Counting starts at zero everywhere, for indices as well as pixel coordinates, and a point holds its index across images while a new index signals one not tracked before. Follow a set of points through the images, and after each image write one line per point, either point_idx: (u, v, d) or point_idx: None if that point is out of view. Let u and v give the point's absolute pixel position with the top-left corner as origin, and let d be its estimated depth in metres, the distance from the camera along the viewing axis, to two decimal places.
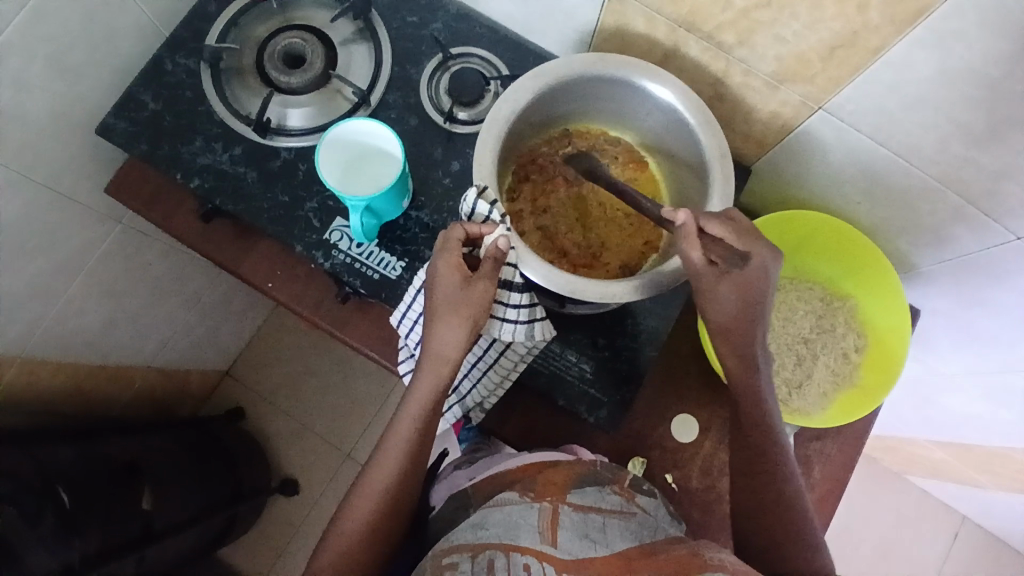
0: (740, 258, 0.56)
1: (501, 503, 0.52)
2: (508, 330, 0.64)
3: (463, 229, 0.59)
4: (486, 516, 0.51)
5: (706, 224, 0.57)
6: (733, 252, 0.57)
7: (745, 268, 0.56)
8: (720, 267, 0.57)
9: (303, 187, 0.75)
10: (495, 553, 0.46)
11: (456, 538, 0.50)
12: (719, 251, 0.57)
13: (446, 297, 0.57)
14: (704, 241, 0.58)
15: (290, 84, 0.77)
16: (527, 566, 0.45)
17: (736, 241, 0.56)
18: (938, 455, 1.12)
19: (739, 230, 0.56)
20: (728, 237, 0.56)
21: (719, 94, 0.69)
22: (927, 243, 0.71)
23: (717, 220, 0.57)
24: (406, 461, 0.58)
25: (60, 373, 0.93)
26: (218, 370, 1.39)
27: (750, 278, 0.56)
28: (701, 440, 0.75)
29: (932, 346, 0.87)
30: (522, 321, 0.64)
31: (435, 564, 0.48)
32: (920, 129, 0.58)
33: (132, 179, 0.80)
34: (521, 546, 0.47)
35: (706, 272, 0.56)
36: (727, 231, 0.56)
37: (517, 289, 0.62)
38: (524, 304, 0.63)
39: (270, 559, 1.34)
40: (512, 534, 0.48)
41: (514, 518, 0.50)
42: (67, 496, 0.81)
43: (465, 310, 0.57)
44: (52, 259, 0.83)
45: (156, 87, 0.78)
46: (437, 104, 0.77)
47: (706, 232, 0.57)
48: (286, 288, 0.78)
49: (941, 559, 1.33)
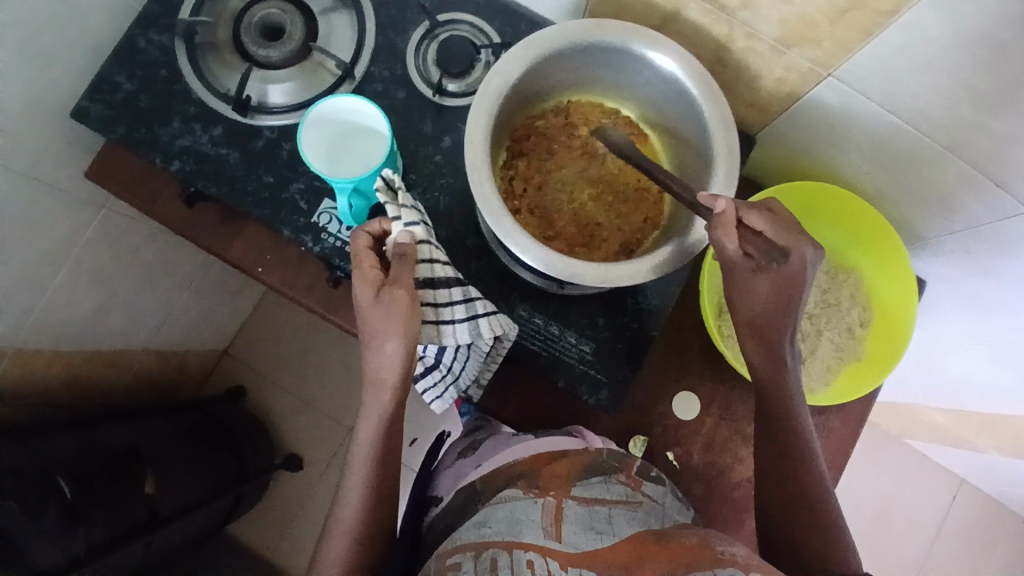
0: (780, 254, 0.55)
1: (504, 500, 0.51)
2: (449, 332, 0.61)
3: (365, 234, 0.57)
4: (488, 514, 0.50)
5: (744, 214, 0.55)
6: (773, 247, 0.56)
7: (785, 265, 0.55)
8: (754, 260, 0.56)
9: (288, 168, 0.72)
10: (497, 551, 0.46)
11: (460, 538, 0.50)
12: (759, 244, 0.56)
13: (370, 314, 0.55)
14: (745, 232, 0.57)
15: (268, 57, 0.73)
16: (531, 563, 0.45)
17: (777, 236, 0.55)
18: (939, 420, 1.12)
19: (779, 223, 0.55)
20: (768, 231, 0.55)
21: (722, 60, 0.65)
22: (935, 212, 0.68)
23: (757, 211, 0.55)
24: (376, 467, 0.58)
25: (56, 362, 0.92)
26: (216, 350, 1.38)
27: (788, 273, 0.55)
28: (702, 417, 0.74)
29: (936, 312, 0.86)
30: (460, 319, 0.62)
31: (439, 564, 0.48)
32: (932, 95, 0.55)
33: (112, 163, 0.77)
34: (524, 542, 0.46)
35: (740, 263, 0.56)
36: (768, 224, 0.55)
37: (443, 285, 0.61)
38: (456, 299, 0.62)
39: (278, 535, 1.35)
40: (514, 531, 0.48)
41: (517, 514, 0.49)
42: (67, 487, 0.80)
43: (394, 323, 0.54)
44: (38, 249, 0.81)
45: (129, 66, 0.74)
46: (424, 76, 0.73)
47: (745, 223, 0.56)
48: (276, 272, 0.76)
49: (939, 518, 1.35)
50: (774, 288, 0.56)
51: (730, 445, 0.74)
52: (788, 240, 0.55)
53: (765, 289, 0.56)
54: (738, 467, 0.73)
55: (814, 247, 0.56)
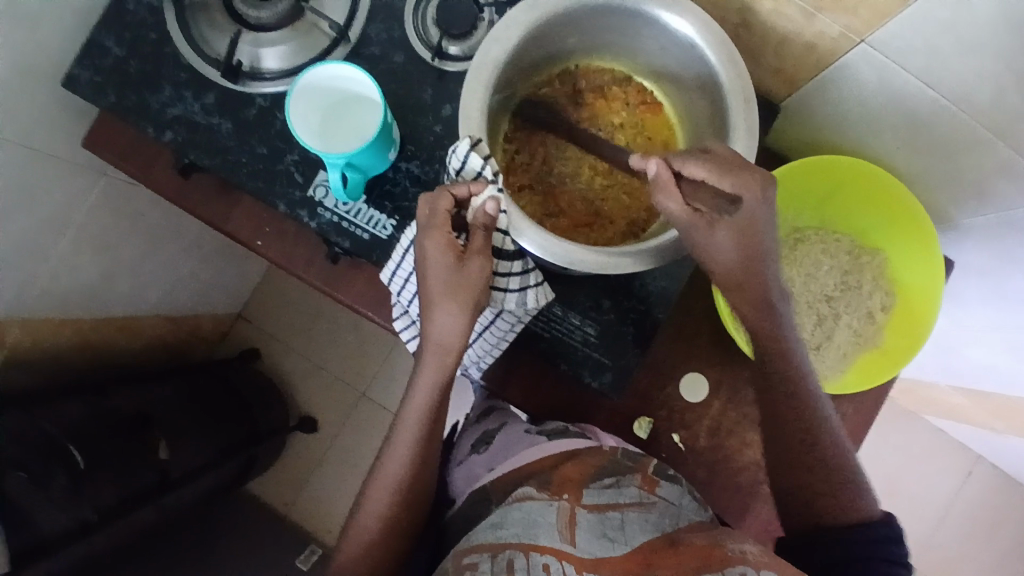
0: (729, 201, 0.53)
1: (521, 499, 0.55)
2: (500, 299, 0.61)
3: (450, 196, 0.54)
4: (504, 515, 0.53)
5: (682, 166, 0.53)
6: (720, 196, 0.53)
7: (735, 212, 0.52)
8: (705, 214, 0.53)
9: (282, 138, 0.69)
10: (514, 553, 0.49)
11: (478, 538, 0.53)
12: (705, 197, 0.53)
13: (439, 280, 0.55)
14: (688, 187, 0.54)
15: (259, 19, 0.69)
16: (546, 566, 0.48)
17: (720, 180, 0.51)
18: (956, 400, 1.08)
19: (721, 166, 0.51)
20: (710, 178, 0.52)
21: (747, 23, 0.59)
22: (968, 194, 0.63)
23: (697, 160, 0.52)
24: (409, 461, 0.59)
25: (66, 329, 0.92)
26: (229, 314, 1.38)
27: (742, 221, 0.52)
28: (710, 400, 0.72)
29: (961, 294, 0.82)
30: (514, 289, 0.61)
31: (456, 564, 0.51)
32: (975, 73, 0.50)
33: (105, 131, 0.74)
34: (540, 545, 0.49)
35: (692, 221, 0.53)
36: (709, 170, 0.52)
37: (508, 256, 0.59)
38: (516, 271, 0.60)
39: (290, 494, 1.37)
40: (531, 533, 0.51)
41: (534, 516, 0.52)
42: (79, 455, 0.82)
43: (462, 291, 0.55)
44: (38, 217, 0.80)
45: (117, 28, 0.70)
46: (424, 38, 0.69)
47: (685, 173, 0.53)
48: (276, 246, 0.74)
49: (950, 495, 1.33)
50: None
51: (737, 429, 0.72)
52: (731, 180, 0.51)
53: None
54: (745, 451, 0.71)
55: (764, 180, 0.51)
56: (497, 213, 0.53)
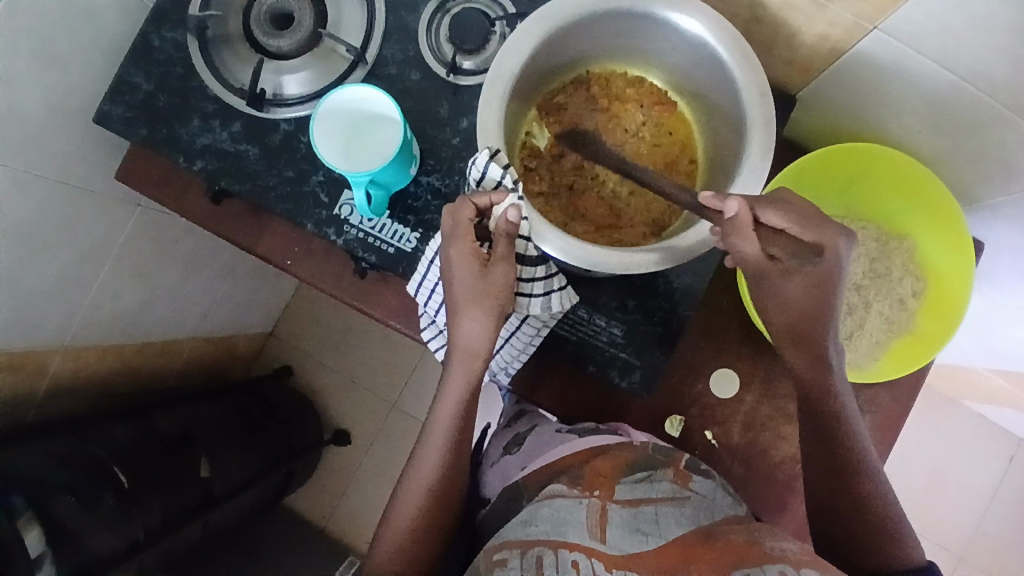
0: (813, 251, 0.53)
1: (551, 496, 0.54)
2: (525, 305, 0.62)
3: (472, 205, 0.55)
4: (533, 513, 0.53)
5: (763, 213, 0.52)
6: (803, 244, 0.53)
7: (818, 264, 0.53)
8: (782, 262, 0.54)
9: (306, 160, 0.71)
10: (543, 550, 0.49)
11: (507, 534, 0.53)
12: (783, 244, 0.54)
13: (465, 288, 0.56)
14: (764, 232, 0.54)
15: (279, 48, 0.72)
16: (575, 563, 0.48)
17: (803, 231, 0.53)
18: (996, 384, 1.05)
19: (803, 217, 0.52)
20: (792, 229, 0.53)
21: (757, 17, 0.60)
22: (994, 172, 0.63)
23: (776, 207, 0.52)
24: (442, 465, 0.61)
25: (108, 356, 0.97)
26: (262, 333, 1.42)
27: (823, 272, 0.53)
28: (741, 395, 0.72)
29: (995, 275, 0.80)
30: (539, 294, 0.62)
31: (486, 560, 0.52)
32: (991, 51, 0.49)
33: (139, 163, 0.78)
34: (569, 542, 0.50)
35: (767, 268, 0.54)
36: (791, 221, 0.53)
37: (531, 262, 0.60)
38: (539, 276, 0.61)
39: (327, 507, 1.40)
40: (560, 531, 0.51)
41: (562, 515, 0.52)
42: (124, 476, 0.85)
43: (487, 297, 0.56)
44: (78, 250, 0.84)
45: (145, 65, 0.74)
46: (438, 54, 0.71)
47: (763, 223, 0.53)
48: (305, 264, 0.76)
49: (995, 482, 1.28)
50: (817, 283, 0.53)
51: (771, 424, 0.71)
52: (817, 234, 0.52)
53: (810, 286, 0.54)
54: (780, 445, 0.71)
55: (846, 236, 0.53)
56: (519, 221, 0.54)
